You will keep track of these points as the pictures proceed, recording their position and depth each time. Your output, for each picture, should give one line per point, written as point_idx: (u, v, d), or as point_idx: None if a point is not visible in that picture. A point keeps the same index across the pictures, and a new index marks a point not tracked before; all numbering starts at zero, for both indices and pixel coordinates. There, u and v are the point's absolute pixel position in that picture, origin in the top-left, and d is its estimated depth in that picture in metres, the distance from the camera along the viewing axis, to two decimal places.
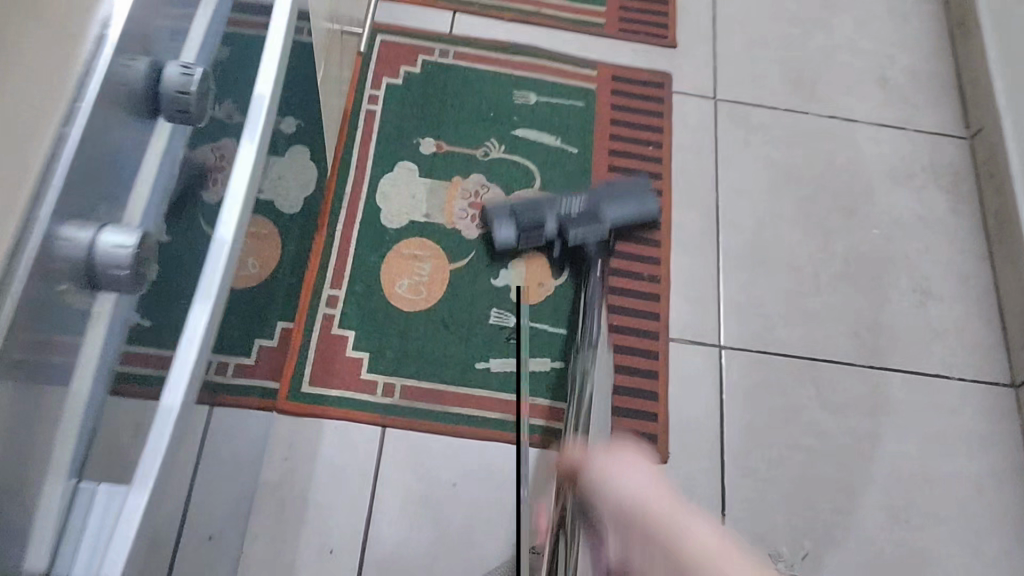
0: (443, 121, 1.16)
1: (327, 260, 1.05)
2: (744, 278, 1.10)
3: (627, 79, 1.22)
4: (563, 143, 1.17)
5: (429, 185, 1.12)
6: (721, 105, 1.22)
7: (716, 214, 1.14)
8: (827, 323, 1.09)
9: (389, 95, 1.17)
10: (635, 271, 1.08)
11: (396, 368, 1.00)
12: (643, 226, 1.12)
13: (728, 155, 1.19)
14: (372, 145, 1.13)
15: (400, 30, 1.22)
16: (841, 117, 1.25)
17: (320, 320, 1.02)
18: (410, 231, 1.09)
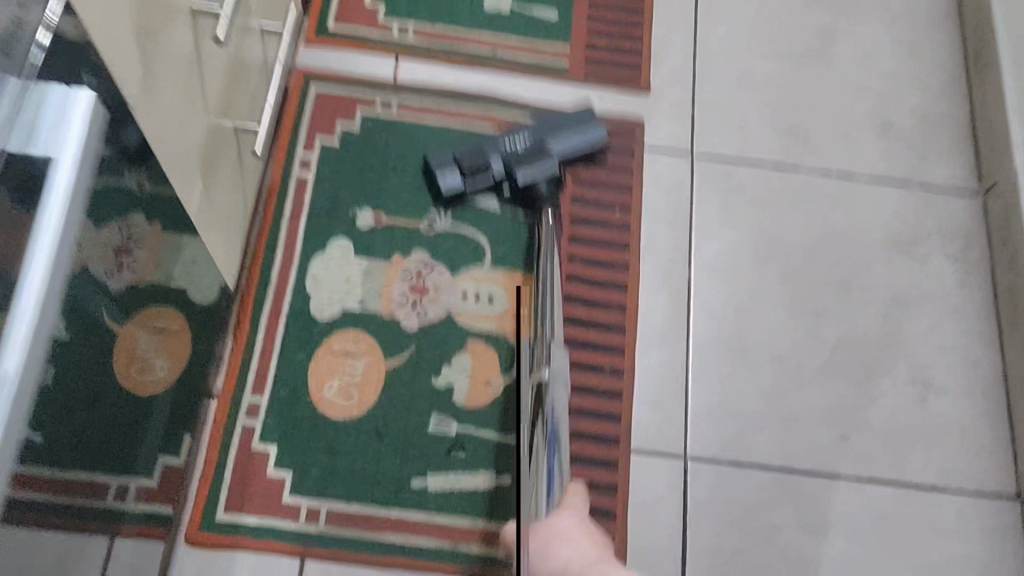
0: (383, 187, 1.03)
1: (249, 358, 0.94)
2: (716, 374, 0.97)
3: None
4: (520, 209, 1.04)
5: (365, 267, 0.99)
6: (698, 163, 1.08)
7: (687, 295, 1.01)
8: (810, 428, 0.96)
9: (323, 158, 1.04)
10: (598, 363, 0.96)
11: (323, 489, 0.89)
12: (609, 307, 0.99)
13: (704, 223, 1.05)
14: (302, 219, 1.01)
15: (337, 77, 1.09)
16: (837, 172, 1.10)
17: (240, 430, 0.90)
18: (344, 323, 0.96)
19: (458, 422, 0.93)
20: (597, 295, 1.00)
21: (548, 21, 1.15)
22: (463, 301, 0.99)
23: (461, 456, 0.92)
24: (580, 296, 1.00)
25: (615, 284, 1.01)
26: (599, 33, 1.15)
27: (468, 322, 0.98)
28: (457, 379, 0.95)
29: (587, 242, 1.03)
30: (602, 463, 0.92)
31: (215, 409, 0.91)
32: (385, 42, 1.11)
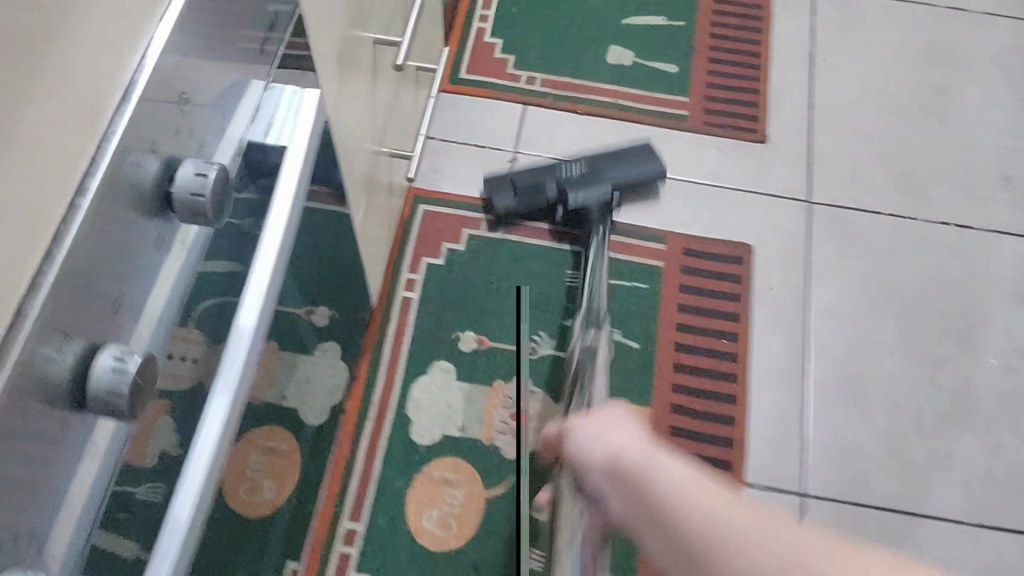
0: (486, 310, 1.01)
1: (346, 487, 0.89)
2: (834, 417, 0.98)
3: (699, 252, 1.07)
4: (623, 336, 1.01)
5: (466, 390, 0.95)
6: (814, 209, 1.11)
7: (806, 336, 1.02)
8: (934, 474, 0.95)
9: (430, 279, 1.02)
10: (705, 451, 0.95)
11: None
12: (712, 440, 0.96)
13: (821, 268, 1.07)
14: (405, 344, 0.98)
15: (444, 197, 1.08)
16: (955, 223, 1.11)
17: (332, 568, 0.85)
18: (444, 449, 0.92)
19: None
20: (700, 426, 0.96)
21: (668, 72, 1.20)
22: None
23: None
24: (685, 427, 0.96)
25: (721, 417, 0.97)
26: (717, 85, 1.19)
27: None
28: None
29: (692, 351, 1.00)
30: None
31: (314, 534, 0.87)
32: (514, 90, 1.17)
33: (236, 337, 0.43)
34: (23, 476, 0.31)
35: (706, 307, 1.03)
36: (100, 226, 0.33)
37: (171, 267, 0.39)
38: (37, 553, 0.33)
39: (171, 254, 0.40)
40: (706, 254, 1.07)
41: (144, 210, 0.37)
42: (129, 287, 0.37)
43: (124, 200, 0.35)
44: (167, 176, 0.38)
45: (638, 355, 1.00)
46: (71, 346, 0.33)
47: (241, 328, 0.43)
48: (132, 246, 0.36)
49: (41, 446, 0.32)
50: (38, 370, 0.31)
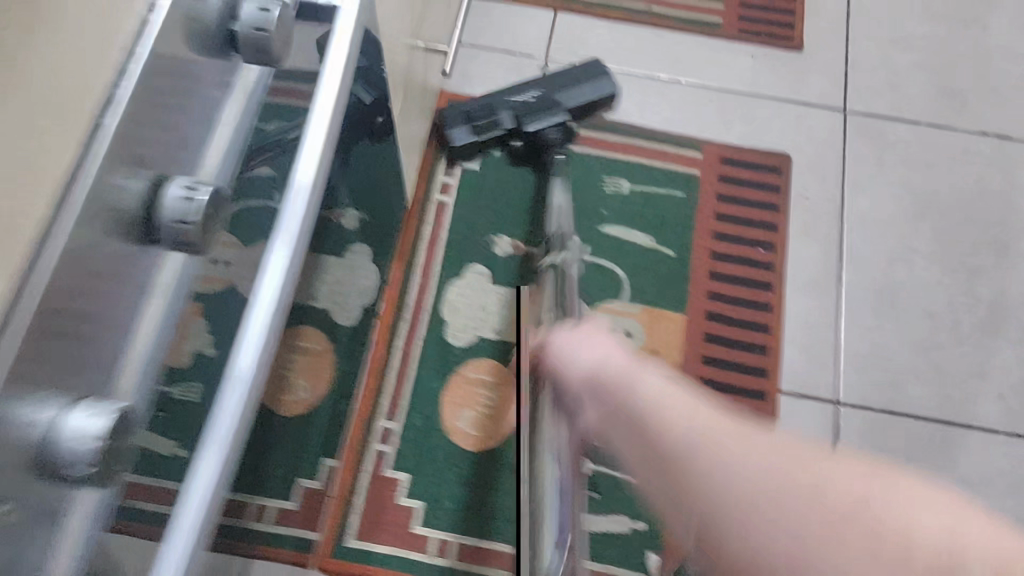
0: (520, 219, 1.03)
1: (383, 385, 0.94)
2: (868, 326, 0.97)
3: (737, 161, 1.05)
4: (657, 243, 1.01)
5: (501, 294, 0.99)
6: (851, 120, 1.09)
7: (840, 246, 1.02)
8: (969, 383, 0.94)
9: (464, 187, 1.04)
10: (741, 358, 0.95)
11: (452, 523, 0.88)
12: (747, 349, 0.96)
13: (857, 178, 1.05)
14: (441, 248, 1.01)
15: (477, 100, 1.06)
16: (996, 135, 1.09)
17: (370, 468, 0.90)
18: (479, 350, 0.97)
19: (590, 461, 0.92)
20: (735, 334, 0.96)
21: None
22: None
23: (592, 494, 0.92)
24: (720, 335, 0.96)
25: (756, 325, 0.97)
26: None
27: None
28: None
29: (728, 259, 1.00)
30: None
31: (351, 432, 0.92)
32: None
33: (295, 188, 0.37)
34: (100, 300, 0.31)
35: (742, 217, 1.02)
36: (169, 56, 0.33)
37: (230, 111, 0.38)
38: (105, 384, 0.32)
39: (228, 97, 0.38)
40: (743, 163, 1.05)
41: (206, 48, 0.36)
42: (195, 124, 0.36)
43: (188, 29, 0.34)
44: (229, 10, 0.36)
45: (673, 263, 1.00)
46: (143, 173, 0.33)
47: (300, 180, 0.38)
48: (198, 83, 0.36)
49: (115, 272, 0.32)
50: (111, 198, 0.31)
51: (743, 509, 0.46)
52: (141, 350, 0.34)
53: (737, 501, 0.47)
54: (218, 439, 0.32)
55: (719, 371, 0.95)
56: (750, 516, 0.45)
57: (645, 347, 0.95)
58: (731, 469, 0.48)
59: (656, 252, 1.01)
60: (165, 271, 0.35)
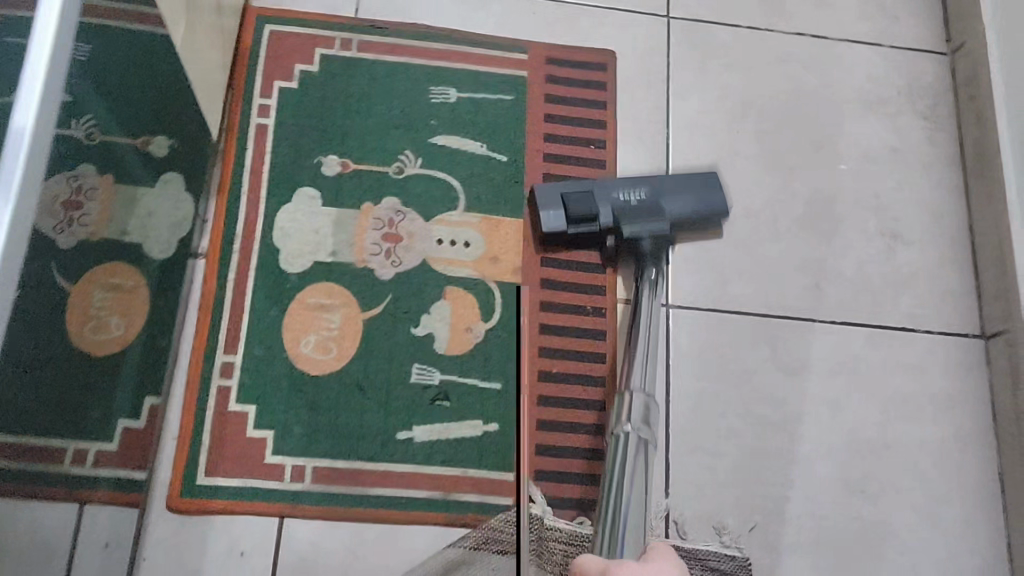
0: (347, 133, 1.00)
1: (218, 321, 0.91)
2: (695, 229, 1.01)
3: (562, 60, 1.06)
4: (490, 150, 1.01)
5: (335, 216, 0.96)
6: (674, 25, 1.10)
7: (666, 152, 1.04)
8: (788, 277, 1.00)
9: (283, 104, 1.00)
10: (579, 257, 0.98)
11: (306, 447, 0.88)
12: (584, 246, 0.98)
13: (682, 84, 1.07)
14: (265, 172, 0.97)
15: (292, 17, 1.03)
16: (811, 34, 1.12)
17: (213, 406, 0.89)
18: (316, 275, 0.94)
19: (441, 371, 0.92)
20: (570, 235, 0.99)
21: None
22: (437, 246, 0.96)
23: (446, 405, 0.91)
24: (559, 238, 0.99)
25: None
26: None
27: (444, 269, 0.96)
28: (437, 327, 0.94)
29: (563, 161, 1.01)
30: (589, 357, 0.94)
31: (189, 372, 0.90)
32: None
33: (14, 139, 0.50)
34: None
35: (573, 118, 1.03)
36: None
37: None
38: None
39: None
40: (573, 63, 1.06)
41: None
42: None
43: None
44: None
45: (506, 167, 1.01)
46: None
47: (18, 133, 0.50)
48: None
49: None
50: None
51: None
52: None
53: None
54: None
55: (559, 272, 0.97)
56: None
57: (484, 255, 0.97)
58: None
59: (488, 158, 1.01)
60: None
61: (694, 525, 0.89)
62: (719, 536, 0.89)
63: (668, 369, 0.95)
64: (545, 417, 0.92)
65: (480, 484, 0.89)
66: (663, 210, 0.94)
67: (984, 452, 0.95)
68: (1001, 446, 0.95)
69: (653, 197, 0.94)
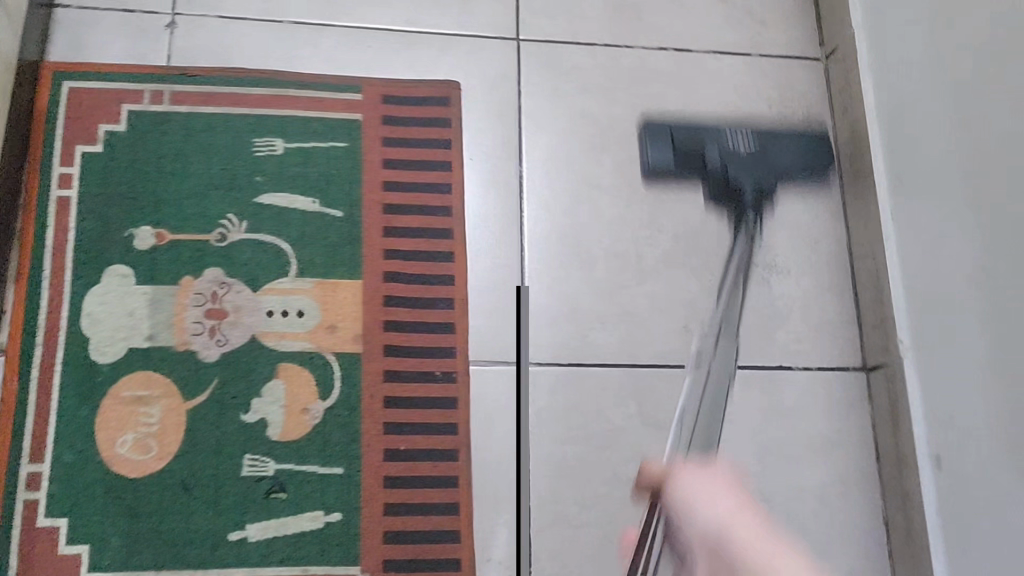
0: (162, 198, 0.91)
1: (21, 427, 0.82)
2: (553, 274, 0.93)
3: (399, 98, 0.97)
4: (323, 206, 0.93)
5: (150, 295, 0.87)
6: (524, 49, 1.01)
7: (520, 191, 0.96)
8: (655, 320, 0.92)
9: (87, 172, 0.90)
10: (426, 318, 0.90)
11: (126, 560, 0.79)
12: (431, 305, 0.90)
13: (534, 113, 0.99)
14: (68, 254, 0.88)
15: (95, 71, 0.94)
16: (674, 48, 1.04)
17: (19, 523, 0.79)
18: (131, 363, 0.85)
19: (277, 460, 0.84)
20: (415, 292, 0.91)
21: None
22: (267, 318, 0.88)
23: (282, 496, 0.83)
24: (403, 297, 0.90)
25: (437, 278, 0.91)
26: None
27: (276, 344, 0.87)
28: (269, 410, 0.85)
29: (403, 210, 0.93)
30: (438, 428, 0.86)
31: None
32: None
33: None
34: None
35: (414, 161, 0.95)
36: None
37: None
38: None
39: None
40: (408, 99, 0.97)
41: None
42: None
43: None
44: None
45: (341, 224, 0.92)
46: None
47: None
48: None
49: None
50: None
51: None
52: None
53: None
54: None
55: (404, 335, 0.89)
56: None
57: (319, 324, 0.88)
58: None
59: (321, 215, 0.92)
60: None
61: None
62: None
63: (528, 434, 0.87)
64: (394, 501, 0.84)
65: None
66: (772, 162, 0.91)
67: (867, 496, 0.90)
68: (885, 489, 0.90)
69: (755, 148, 0.91)
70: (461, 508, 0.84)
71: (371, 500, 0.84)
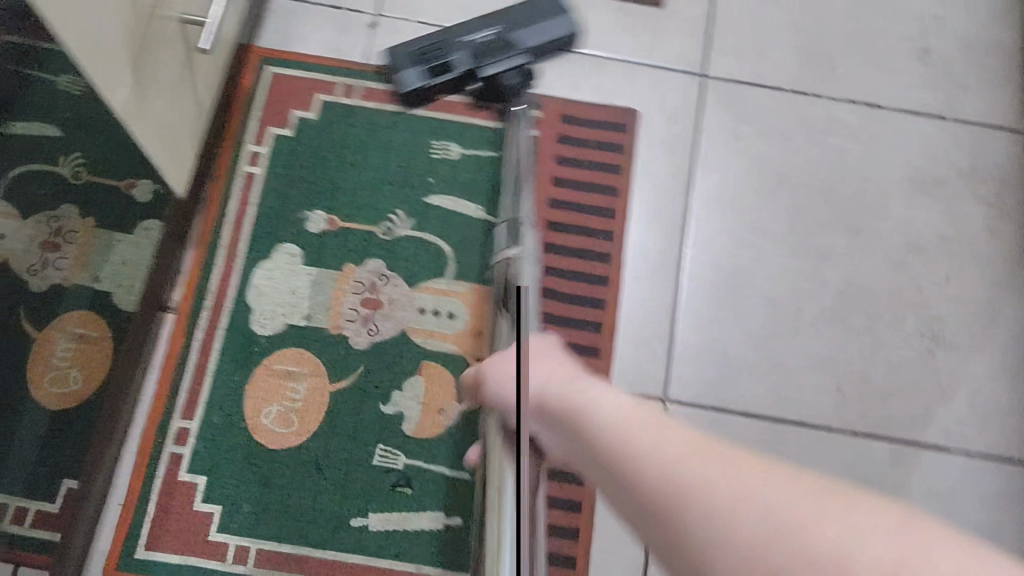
0: (338, 186, 0.94)
1: (178, 383, 0.86)
2: (703, 311, 0.90)
3: (576, 119, 0.98)
4: (488, 215, 0.95)
5: (313, 277, 0.90)
6: (708, 84, 1.00)
7: (685, 226, 0.94)
8: (807, 377, 0.88)
9: (275, 154, 0.95)
10: (574, 336, 0.89)
11: (253, 527, 0.82)
12: (579, 325, 0.89)
13: (710, 150, 0.97)
14: (246, 227, 0.92)
15: (297, 59, 0.99)
16: (863, 101, 1.00)
17: (162, 473, 0.83)
18: (288, 338, 0.88)
19: (407, 456, 0.85)
20: (566, 311, 0.90)
21: None
22: (419, 315, 0.90)
23: (407, 492, 0.84)
24: (553, 312, 0.90)
25: (589, 300, 0.91)
26: None
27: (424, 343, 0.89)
28: (407, 406, 0.87)
29: (565, 228, 0.93)
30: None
31: (142, 435, 0.84)
32: None
33: None
34: None
35: (582, 182, 0.95)
36: None
37: None
38: None
39: None
40: (583, 120, 0.98)
41: None
42: None
43: None
44: None
45: (505, 234, 0.93)
46: None
47: None
48: None
49: None
50: None
51: (854, 555, 0.35)
52: None
53: (736, 514, 0.40)
54: None
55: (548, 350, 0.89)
56: (783, 571, 0.36)
57: (468, 328, 0.90)
58: (781, 494, 0.39)
59: (485, 223, 0.94)
60: None
61: None
62: None
63: None
64: None
65: None
66: (513, 42, 0.90)
67: None
68: None
69: (505, 33, 0.90)
70: (581, 535, 0.83)
71: None
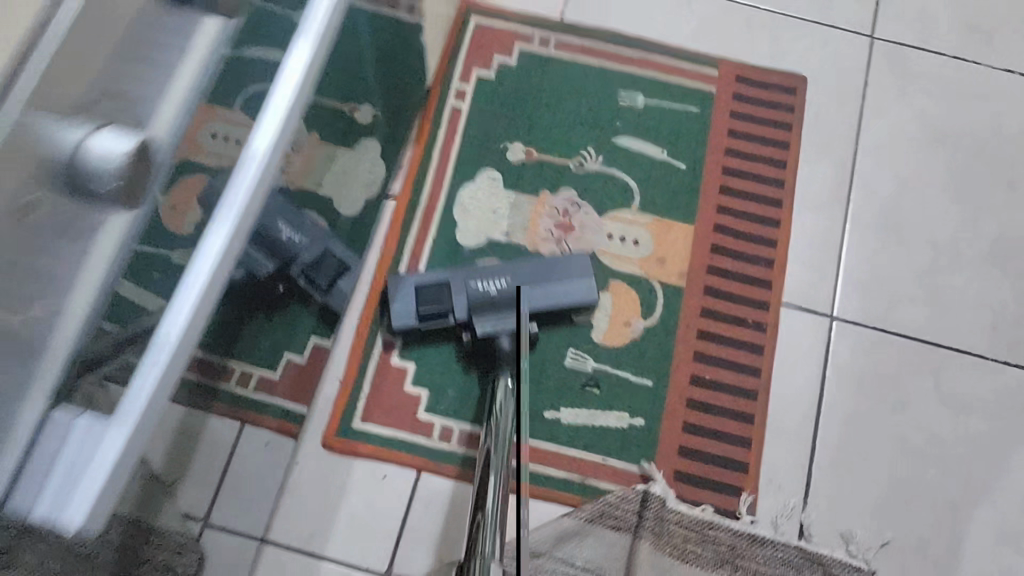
0: (536, 123, 1.05)
1: (399, 260, 0.97)
2: (867, 245, 0.99)
3: (751, 81, 1.07)
4: (669, 157, 1.03)
5: (513, 199, 1.01)
6: (876, 47, 1.09)
7: (851, 169, 1.03)
8: (963, 310, 0.96)
9: (479, 91, 1.06)
10: (748, 271, 0.97)
11: (457, 410, 0.91)
12: (752, 264, 0.98)
13: (878, 104, 1.06)
14: (457, 139, 1.04)
15: (499, 13, 1.11)
16: (1020, 73, 1.08)
17: (377, 355, 0.93)
18: (488, 252, 0.98)
19: (595, 360, 0.92)
20: (741, 248, 0.98)
21: None
22: (607, 241, 0.99)
23: (595, 392, 0.91)
24: (729, 245, 0.99)
25: (762, 241, 0.99)
26: None
27: (612, 264, 0.98)
28: (596, 316, 0.95)
29: (741, 171, 1.02)
30: (745, 364, 0.93)
31: (363, 311, 0.95)
32: None
33: (249, 160, 0.46)
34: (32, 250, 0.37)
35: (756, 136, 1.04)
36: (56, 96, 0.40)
37: (177, 85, 0.45)
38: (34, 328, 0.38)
39: (185, 58, 0.45)
40: (757, 84, 1.06)
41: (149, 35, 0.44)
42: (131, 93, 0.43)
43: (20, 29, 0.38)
44: None
45: (684, 175, 1.02)
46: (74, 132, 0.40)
47: (267, 120, 0.47)
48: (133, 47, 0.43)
49: (59, 231, 0.39)
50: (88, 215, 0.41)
51: None
52: (106, 240, 0.41)
53: None
54: (162, 350, 0.41)
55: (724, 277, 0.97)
56: None
57: (652, 254, 0.98)
58: None
59: (666, 165, 1.03)
60: (98, 228, 0.41)
61: (820, 528, 0.87)
62: (846, 544, 0.86)
63: (823, 380, 0.93)
64: (694, 419, 0.90)
65: (617, 475, 0.88)
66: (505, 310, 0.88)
67: None
68: None
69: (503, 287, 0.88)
70: (751, 445, 0.89)
71: (674, 411, 0.91)
